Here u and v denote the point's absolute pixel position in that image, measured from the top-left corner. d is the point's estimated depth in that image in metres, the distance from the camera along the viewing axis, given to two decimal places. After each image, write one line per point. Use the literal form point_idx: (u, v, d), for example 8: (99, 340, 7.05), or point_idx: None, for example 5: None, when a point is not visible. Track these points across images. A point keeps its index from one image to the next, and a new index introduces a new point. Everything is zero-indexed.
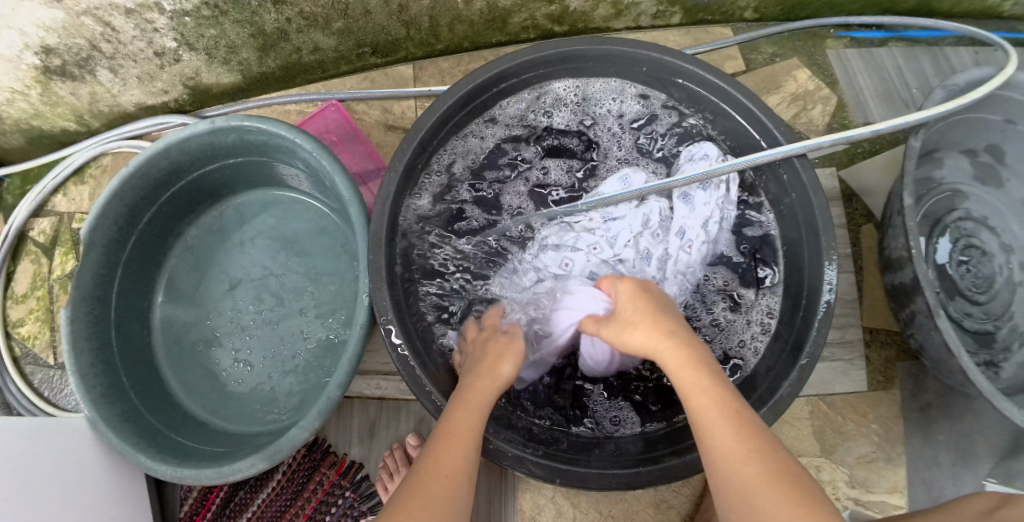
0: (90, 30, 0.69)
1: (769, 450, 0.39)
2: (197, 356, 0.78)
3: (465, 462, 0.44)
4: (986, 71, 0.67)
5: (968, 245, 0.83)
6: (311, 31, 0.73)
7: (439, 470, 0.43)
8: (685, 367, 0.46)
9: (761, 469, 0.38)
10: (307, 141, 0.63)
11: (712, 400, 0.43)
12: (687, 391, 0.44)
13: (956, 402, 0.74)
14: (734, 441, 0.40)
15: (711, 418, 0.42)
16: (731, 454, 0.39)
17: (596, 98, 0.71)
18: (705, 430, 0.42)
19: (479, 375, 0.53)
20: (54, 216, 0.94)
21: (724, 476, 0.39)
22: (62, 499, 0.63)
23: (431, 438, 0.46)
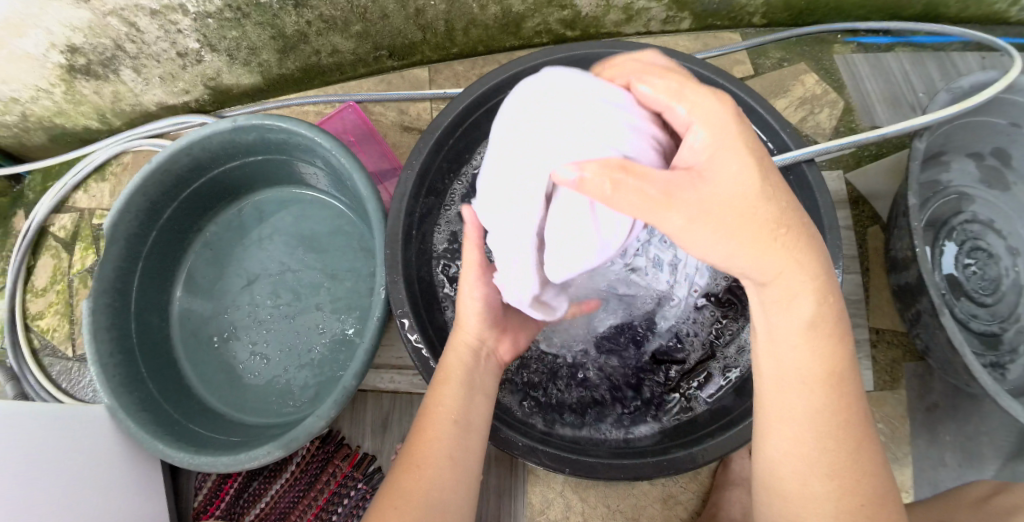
0: (115, 30, 0.71)
1: (862, 469, 0.41)
2: (214, 348, 0.80)
3: (444, 450, 0.47)
4: (990, 75, 0.68)
5: (974, 247, 0.84)
6: (330, 34, 0.75)
7: (416, 457, 0.47)
8: (805, 338, 0.41)
9: (853, 495, 0.40)
10: (327, 140, 0.64)
11: (828, 395, 0.41)
12: (804, 370, 0.41)
13: (962, 404, 0.76)
14: (833, 457, 0.40)
15: (818, 422, 0.41)
16: (829, 465, 0.40)
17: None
18: (810, 416, 0.41)
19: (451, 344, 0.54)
20: (74, 212, 0.97)
21: (812, 479, 0.40)
22: (74, 484, 0.65)
23: (415, 425, 0.50)
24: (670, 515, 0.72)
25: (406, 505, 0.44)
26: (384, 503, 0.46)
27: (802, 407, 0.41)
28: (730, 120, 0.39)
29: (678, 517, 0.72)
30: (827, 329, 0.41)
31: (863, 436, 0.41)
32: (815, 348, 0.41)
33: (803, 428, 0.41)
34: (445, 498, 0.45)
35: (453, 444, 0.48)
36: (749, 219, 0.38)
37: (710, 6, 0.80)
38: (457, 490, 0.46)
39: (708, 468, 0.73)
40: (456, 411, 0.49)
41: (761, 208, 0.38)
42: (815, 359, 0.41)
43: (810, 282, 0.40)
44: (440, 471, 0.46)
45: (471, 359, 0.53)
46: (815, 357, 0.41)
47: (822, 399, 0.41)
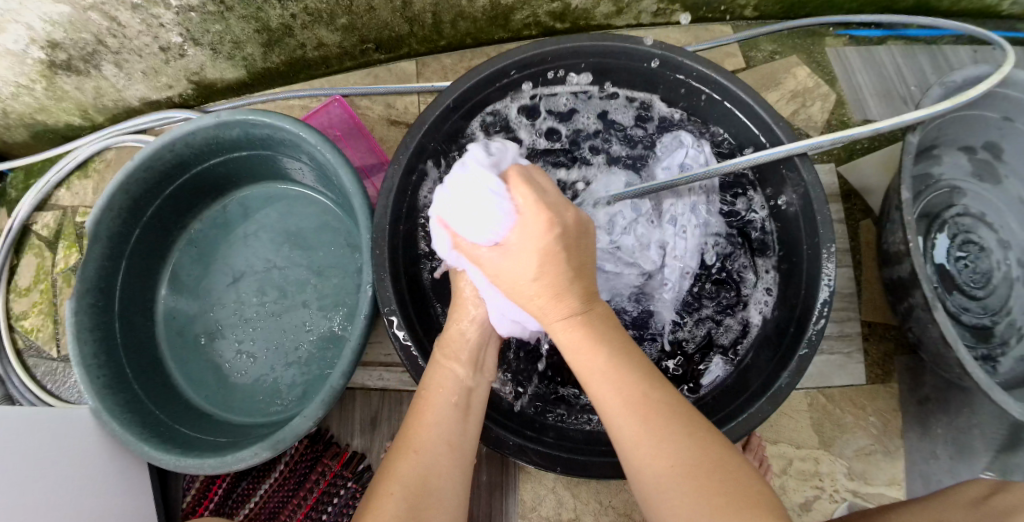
0: (96, 25, 0.69)
1: (680, 433, 0.41)
2: (201, 347, 0.79)
3: (443, 430, 0.48)
4: (984, 69, 0.68)
5: (966, 240, 0.84)
6: (316, 27, 0.73)
7: (410, 439, 0.47)
8: (579, 349, 0.45)
9: (673, 460, 0.40)
10: (312, 135, 0.63)
11: (620, 382, 0.43)
12: (597, 375, 0.44)
13: (954, 397, 0.75)
14: (643, 431, 0.41)
15: (619, 404, 0.43)
16: (645, 439, 0.41)
17: (587, 98, 0.73)
18: (611, 414, 0.43)
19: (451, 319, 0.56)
20: (57, 210, 0.95)
21: (635, 458, 0.41)
22: (58, 485, 0.64)
23: (411, 409, 0.50)
24: None
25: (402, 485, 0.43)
26: (374, 496, 0.43)
27: (608, 398, 0.43)
28: (527, 210, 0.45)
29: None
30: (598, 342, 0.45)
31: (676, 407, 0.42)
32: (590, 359, 0.45)
33: (616, 425, 0.43)
34: (444, 480, 0.45)
35: (450, 426, 0.48)
36: (524, 289, 0.46)
37: None
38: (455, 475, 0.46)
39: None
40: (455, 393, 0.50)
41: (532, 283, 0.46)
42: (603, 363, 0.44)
43: (563, 319, 0.46)
44: (439, 452, 0.46)
45: (470, 343, 0.54)
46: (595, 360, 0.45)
47: (613, 388, 0.43)
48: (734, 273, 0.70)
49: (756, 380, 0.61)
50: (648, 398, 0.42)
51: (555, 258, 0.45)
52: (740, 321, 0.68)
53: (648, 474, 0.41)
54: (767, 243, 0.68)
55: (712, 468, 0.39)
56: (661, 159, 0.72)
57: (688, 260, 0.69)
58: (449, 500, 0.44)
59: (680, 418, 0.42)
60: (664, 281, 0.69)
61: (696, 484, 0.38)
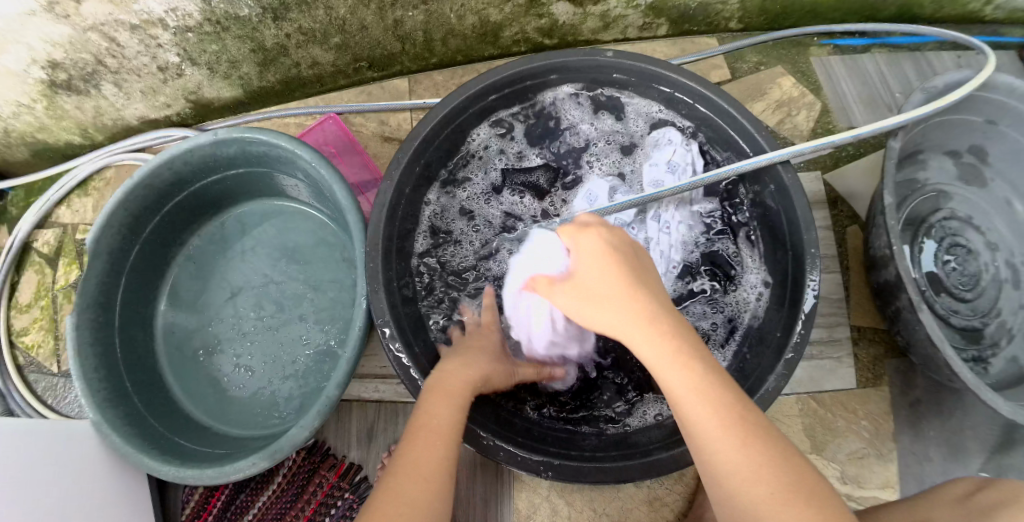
0: (95, 45, 0.71)
1: (778, 460, 0.39)
2: (199, 362, 0.80)
3: (439, 470, 0.46)
4: (964, 74, 0.69)
5: (953, 243, 0.85)
6: (310, 47, 0.75)
7: (414, 467, 0.46)
8: (663, 363, 0.44)
9: (774, 486, 0.38)
10: (307, 152, 0.65)
11: (716, 403, 0.41)
12: (680, 391, 0.43)
13: (947, 400, 0.76)
14: (735, 455, 0.40)
15: (712, 425, 0.41)
16: (744, 470, 0.39)
17: (572, 109, 0.75)
18: (704, 434, 0.41)
19: (452, 363, 0.56)
20: (57, 227, 0.96)
21: (732, 488, 0.39)
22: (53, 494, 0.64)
23: (407, 437, 0.48)
24: (656, 518, 0.72)
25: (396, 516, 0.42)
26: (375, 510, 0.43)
27: (697, 414, 0.41)
28: (603, 250, 0.51)
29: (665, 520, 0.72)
30: (691, 357, 0.43)
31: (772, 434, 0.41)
32: (673, 374, 0.43)
33: (710, 446, 0.40)
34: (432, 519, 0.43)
35: (445, 458, 0.47)
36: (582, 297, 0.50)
37: (686, 12, 0.81)
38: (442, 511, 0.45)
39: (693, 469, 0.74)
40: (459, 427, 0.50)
41: (613, 298, 0.48)
42: (685, 373, 0.43)
43: (648, 330, 0.45)
44: (436, 482, 0.46)
45: (467, 385, 0.54)
46: (672, 381, 0.43)
47: (698, 410, 0.41)
48: (727, 262, 0.72)
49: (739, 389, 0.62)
50: (746, 420, 0.41)
51: (622, 276, 0.49)
52: (733, 320, 0.69)
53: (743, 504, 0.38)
54: (754, 238, 0.71)
55: (815, 500, 0.37)
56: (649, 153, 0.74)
57: (673, 255, 0.72)
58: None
59: (777, 443, 0.40)
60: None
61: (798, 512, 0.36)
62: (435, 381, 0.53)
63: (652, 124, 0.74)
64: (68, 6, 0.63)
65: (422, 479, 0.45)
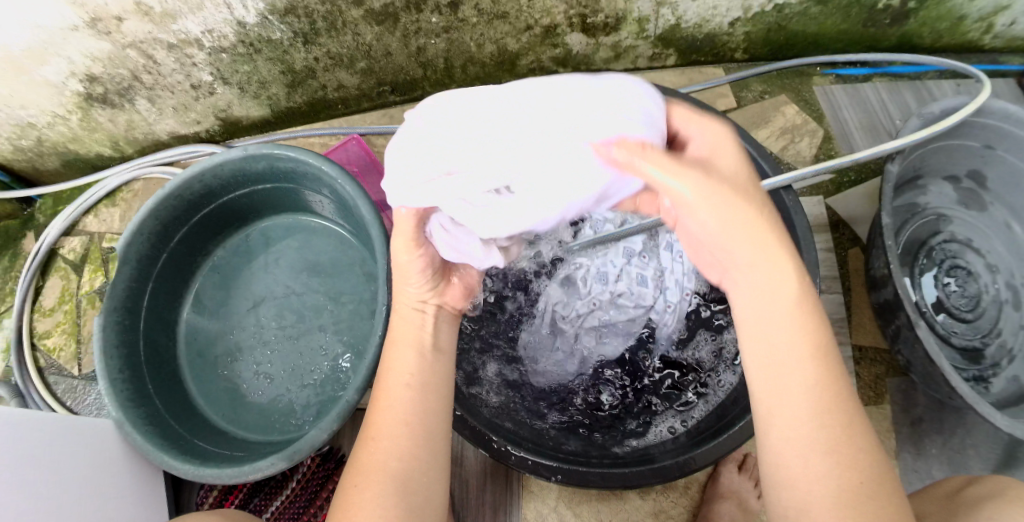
0: (133, 62, 0.75)
1: (861, 452, 0.38)
2: (220, 368, 0.83)
3: (398, 424, 0.48)
4: (961, 99, 0.72)
5: (953, 265, 0.88)
6: (336, 70, 0.79)
7: (373, 427, 0.49)
8: (769, 312, 0.41)
9: (852, 471, 0.37)
10: (334, 169, 0.68)
11: (818, 374, 0.39)
12: (784, 351, 0.40)
13: (948, 417, 0.79)
14: (820, 439, 0.38)
15: (804, 397, 0.39)
16: (829, 449, 0.38)
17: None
18: (794, 399, 0.39)
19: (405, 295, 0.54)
20: (84, 235, 1.00)
21: (813, 462, 0.38)
22: (54, 490, 0.64)
23: (371, 396, 0.51)
24: None
25: (363, 476, 0.46)
26: (352, 472, 0.48)
27: (792, 382, 0.39)
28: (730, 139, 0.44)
29: None
30: (809, 318, 0.40)
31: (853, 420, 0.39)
32: (776, 328, 0.40)
33: (793, 414, 0.39)
34: (407, 466, 0.46)
35: (408, 405, 0.48)
36: (720, 214, 0.40)
37: (694, 42, 0.85)
38: (421, 453, 0.47)
39: (698, 483, 0.76)
40: (428, 374, 0.51)
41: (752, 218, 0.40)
42: (793, 336, 0.40)
43: (775, 271, 0.40)
44: (394, 435, 0.47)
45: (422, 326, 0.53)
46: (775, 337, 0.40)
47: (793, 376, 0.39)
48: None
49: None
50: (838, 400, 0.39)
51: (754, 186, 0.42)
52: None
53: (809, 479, 0.38)
54: None
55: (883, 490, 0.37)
56: None
57: (687, 283, 0.73)
58: (431, 487, 0.48)
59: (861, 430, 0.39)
60: (665, 303, 0.73)
61: (863, 502, 0.36)
62: (393, 332, 0.54)
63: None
64: (110, 23, 0.68)
65: (378, 436, 0.48)
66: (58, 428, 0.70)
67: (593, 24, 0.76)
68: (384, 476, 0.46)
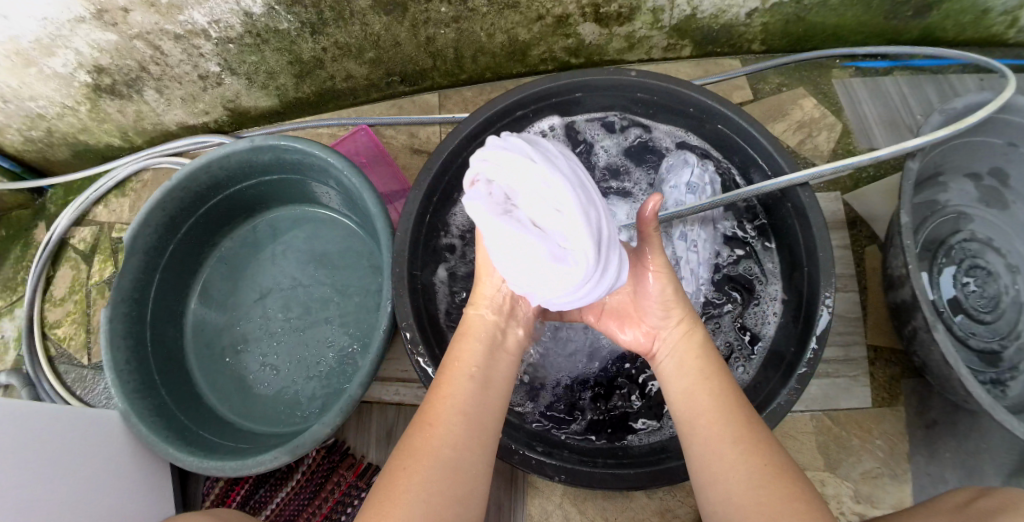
0: (140, 52, 0.74)
1: (767, 444, 0.43)
2: (227, 359, 0.83)
3: (457, 412, 0.47)
4: (985, 96, 0.70)
5: (973, 265, 0.85)
6: (344, 61, 0.78)
7: (433, 408, 0.48)
8: (683, 355, 0.52)
9: (766, 462, 0.41)
10: (340, 161, 0.67)
11: (716, 392, 0.48)
12: (692, 383, 0.49)
13: (963, 420, 0.76)
14: (726, 435, 0.44)
15: (709, 409, 0.46)
16: (736, 443, 0.43)
17: (596, 132, 0.77)
18: (700, 414, 0.47)
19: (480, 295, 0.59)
20: (94, 225, 1.01)
21: (725, 457, 0.43)
22: (57, 482, 0.64)
23: (432, 384, 0.51)
24: None
25: (415, 454, 0.44)
26: (403, 449, 0.45)
27: (704, 402, 0.47)
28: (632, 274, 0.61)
29: None
30: (709, 357, 0.51)
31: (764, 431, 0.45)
32: (687, 364, 0.51)
33: (705, 428, 0.45)
34: (461, 455, 0.45)
35: (469, 399, 0.49)
36: (668, 281, 0.55)
37: (710, 33, 0.83)
38: (475, 446, 0.46)
39: None
40: (490, 374, 0.52)
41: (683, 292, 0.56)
42: (693, 373, 0.50)
43: (681, 325, 0.54)
44: (455, 421, 0.46)
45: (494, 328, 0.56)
46: (686, 369, 0.51)
47: (700, 393, 0.48)
48: (749, 276, 0.73)
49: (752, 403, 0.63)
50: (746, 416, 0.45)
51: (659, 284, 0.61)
52: (750, 336, 0.70)
53: (728, 480, 0.42)
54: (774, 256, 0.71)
55: (797, 480, 0.40)
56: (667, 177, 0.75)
57: (701, 272, 0.73)
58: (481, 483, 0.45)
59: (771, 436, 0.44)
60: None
61: (780, 486, 0.40)
62: (463, 329, 0.56)
63: (674, 145, 0.76)
64: (117, 15, 0.67)
65: (435, 420, 0.46)
66: (61, 417, 0.70)
67: (606, 14, 0.74)
68: (440, 460, 0.43)
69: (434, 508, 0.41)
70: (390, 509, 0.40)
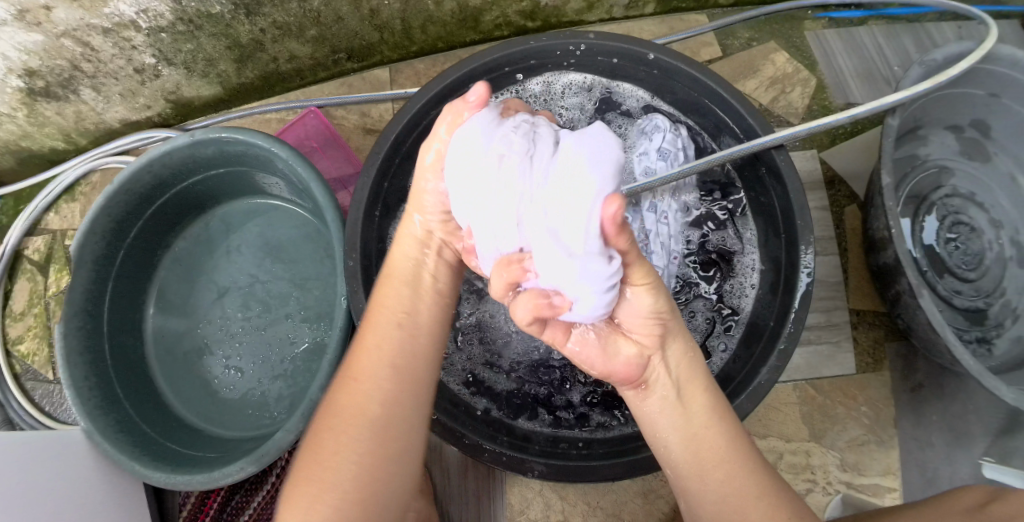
0: (70, 52, 0.69)
1: (780, 492, 0.42)
2: (190, 364, 0.79)
3: (380, 367, 0.46)
4: (965, 46, 0.66)
5: (955, 222, 0.83)
6: (286, 41, 0.74)
7: (356, 372, 0.46)
8: (686, 384, 0.46)
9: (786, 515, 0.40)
10: (282, 149, 0.63)
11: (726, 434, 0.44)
12: (701, 420, 0.45)
13: (949, 382, 0.74)
14: (751, 487, 0.41)
15: (724, 454, 0.43)
16: (762, 495, 0.41)
17: (558, 97, 0.72)
18: (717, 461, 0.43)
19: (408, 235, 0.53)
20: (47, 234, 0.95)
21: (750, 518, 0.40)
22: (20, 510, 0.60)
23: (357, 336, 0.49)
24: (651, 510, 0.71)
25: (339, 422, 0.44)
26: (323, 424, 0.45)
27: (717, 444, 0.43)
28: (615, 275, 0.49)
29: (660, 511, 0.71)
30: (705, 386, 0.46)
31: (769, 476, 0.43)
32: (690, 401, 0.46)
33: (721, 480, 0.42)
34: (387, 412, 0.44)
35: (396, 351, 0.47)
36: (656, 298, 0.44)
37: None
38: (404, 400, 0.46)
39: None
40: (418, 316, 0.50)
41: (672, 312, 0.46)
42: (699, 408, 0.45)
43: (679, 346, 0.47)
44: (379, 380, 0.45)
45: (417, 268, 0.53)
46: (691, 413, 0.45)
47: (708, 442, 0.44)
48: (724, 249, 0.69)
49: (738, 374, 0.61)
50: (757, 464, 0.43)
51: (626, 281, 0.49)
52: (729, 307, 0.68)
53: None
54: (750, 221, 0.68)
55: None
56: (636, 140, 0.71)
57: (673, 244, 0.69)
58: (412, 435, 0.45)
59: (780, 482, 0.43)
60: (652, 268, 0.67)
61: None
62: (385, 274, 0.53)
63: (639, 110, 0.72)
64: (38, 14, 0.62)
65: (358, 379, 0.45)
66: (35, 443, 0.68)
67: None
68: (366, 425, 0.43)
69: (363, 478, 0.42)
70: (316, 479, 0.41)
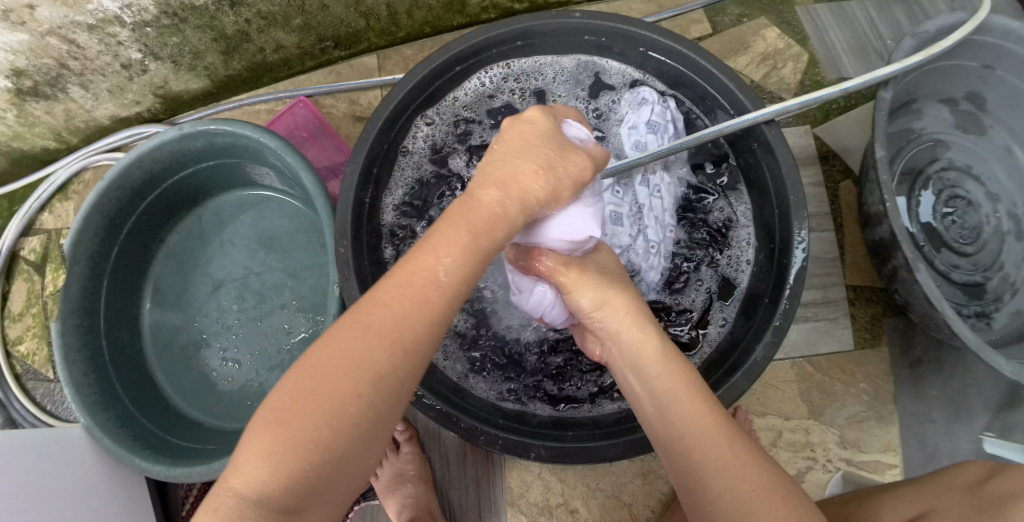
0: (56, 50, 0.68)
1: (751, 453, 0.40)
2: (188, 358, 0.80)
3: (430, 346, 0.35)
4: (958, 17, 0.65)
5: (952, 196, 0.82)
6: (272, 31, 0.73)
7: (395, 325, 0.34)
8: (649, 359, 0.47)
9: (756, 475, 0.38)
10: (269, 138, 0.63)
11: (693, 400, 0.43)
12: (667, 390, 0.45)
13: (947, 356, 0.74)
14: (714, 449, 0.40)
15: (689, 419, 0.42)
16: (724, 455, 0.39)
17: (548, 78, 0.71)
18: (683, 426, 0.42)
19: (504, 184, 0.38)
20: (42, 234, 0.95)
21: (710, 485, 0.39)
22: (27, 509, 0.60)
23: (403, 269, 0.36)
24: (651, 490, 0.72)
25: (370, 391, 0.32)
26: (323, 365, 0.33)
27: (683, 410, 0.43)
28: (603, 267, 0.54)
29: (660, 492, 0.72)
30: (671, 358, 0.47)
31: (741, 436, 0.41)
32: (652, 375, 0.46)
33: (687, 444, 0.41)
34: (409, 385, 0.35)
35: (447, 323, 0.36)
36: (589, 295, 0.49)
37: None
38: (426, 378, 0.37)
39: None
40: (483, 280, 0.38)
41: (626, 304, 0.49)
42: (666, 378, 0.45)
43: (641, 327, 0.48)
44: (421, 347, 0.34)
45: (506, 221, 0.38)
46: (653, 386, 0.46)
47: (674, 409, 0.43)
48: (718, 225, 0.69)
49: (735, 350, 0.61)
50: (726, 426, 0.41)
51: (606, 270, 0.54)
52: (724, 283, 0.67)
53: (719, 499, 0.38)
54: (744, 196, 0.68)
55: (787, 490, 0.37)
56: (626, 115, 0.71)
57: (666, 220, 0.69)
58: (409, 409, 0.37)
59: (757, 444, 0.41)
60: (647, 242, 0.68)
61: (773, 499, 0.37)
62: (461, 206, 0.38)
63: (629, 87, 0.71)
64: (23, 13, 0.61)
65: (406, 352, 0.34)
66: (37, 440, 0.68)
67: None
68: (386, 396, 0.33)
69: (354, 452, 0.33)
70: (294, 433, 0.31)
